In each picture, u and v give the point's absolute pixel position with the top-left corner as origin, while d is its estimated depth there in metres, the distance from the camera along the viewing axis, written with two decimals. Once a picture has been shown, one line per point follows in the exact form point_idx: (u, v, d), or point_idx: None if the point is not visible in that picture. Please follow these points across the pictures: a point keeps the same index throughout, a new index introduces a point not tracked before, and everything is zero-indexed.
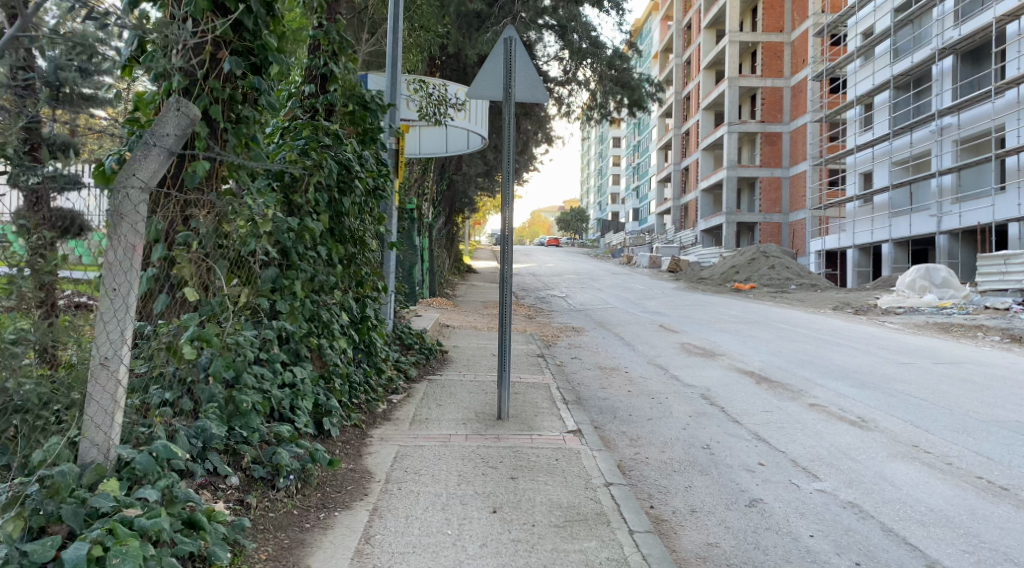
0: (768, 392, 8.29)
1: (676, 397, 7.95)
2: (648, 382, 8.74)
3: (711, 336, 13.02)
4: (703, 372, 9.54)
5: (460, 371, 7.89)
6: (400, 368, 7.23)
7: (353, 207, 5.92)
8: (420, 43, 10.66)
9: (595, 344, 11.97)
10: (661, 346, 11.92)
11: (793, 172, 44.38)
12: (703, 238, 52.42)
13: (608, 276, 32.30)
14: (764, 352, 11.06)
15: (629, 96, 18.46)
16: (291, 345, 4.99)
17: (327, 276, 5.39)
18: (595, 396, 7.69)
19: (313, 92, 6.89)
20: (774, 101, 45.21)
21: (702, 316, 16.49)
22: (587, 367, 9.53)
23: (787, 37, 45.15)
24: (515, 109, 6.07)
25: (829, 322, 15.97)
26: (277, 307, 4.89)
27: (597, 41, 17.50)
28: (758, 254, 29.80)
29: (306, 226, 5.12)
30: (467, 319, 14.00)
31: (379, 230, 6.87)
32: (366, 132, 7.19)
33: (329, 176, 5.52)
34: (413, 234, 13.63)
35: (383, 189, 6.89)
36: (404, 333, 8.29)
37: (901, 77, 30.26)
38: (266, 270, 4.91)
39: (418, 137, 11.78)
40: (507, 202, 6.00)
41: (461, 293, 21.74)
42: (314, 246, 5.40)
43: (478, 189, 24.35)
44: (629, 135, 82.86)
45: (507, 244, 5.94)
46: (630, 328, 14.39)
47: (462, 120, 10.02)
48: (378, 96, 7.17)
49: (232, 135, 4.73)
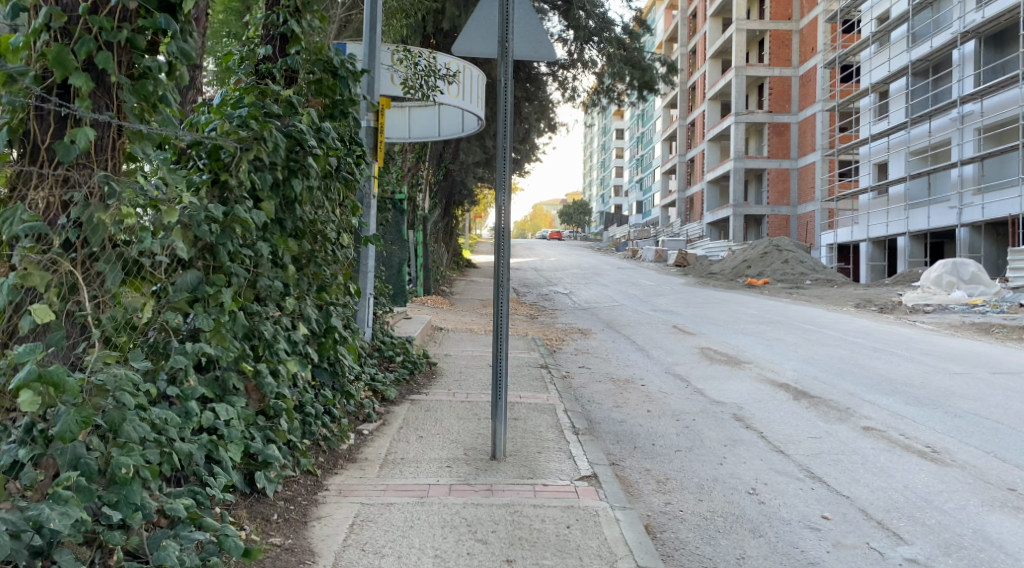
0: (812, 412, 7.10)
1: (704, 420, 6.76)
2: (668, 398, 7.55)
3: (732, 339, 11.82)
4: (729, 385, 8.34)
5: (450, 389, 6.72)
6: (376, 390, 6.00)
7: (309, 193, 4.71)
8: (406, 9, 9.43)
9: (605, 349, 10.78)
10: (678, 351, 10.73)
11: (802, 163, 43.10)
12: (709, 231, 51.13)
13: (614, 271, 31.04)
14: (795, 360, 9.86)
15: (639, 77, 17.20)
16: (217, 374, 3.77)
17: (272, 283, 4.23)
18: (610, 418, 6.51)
19: (268, 56, 5.67)
20: (782, 90, 43.93)
21: (718, 315, 15.27)
22: (598, 379, 8.34)
23: (796, 25, 43.75)
24: (513, 69, 4.83)
25: (855, 321, 14.76)
26: (196, 324, 3.69)
27: (605, 19, 16.37)
28: (771, 248, 28.61)
29: (239, 218, 3.92)
30: (462, 320, 12.80)
31: (350, 222, 5.74)
32: (334, 105, 5.94)
33: (275, 151, 4.33)
34: (403, 227, 12.49)
35: (353, 173, 5.72)
36: (383, 344, 7.11)
37: (919, 63, 28.94)
38: (184, 272, 3.74)
39: (408, 117, 10.68)
40: (504, 184, 4.78)
41: (459, 290, 20.62)
42: (253, 243, 4.22)
43: (477, 180, 23.22)
44: (633, 126, 81.58)
45: (502, 243, 4.71)
46: (641, 329, 13.19)
47: (455, 96, 8.77)
48: (349, 60, 5.90)
49: (129, 93, 3.51)
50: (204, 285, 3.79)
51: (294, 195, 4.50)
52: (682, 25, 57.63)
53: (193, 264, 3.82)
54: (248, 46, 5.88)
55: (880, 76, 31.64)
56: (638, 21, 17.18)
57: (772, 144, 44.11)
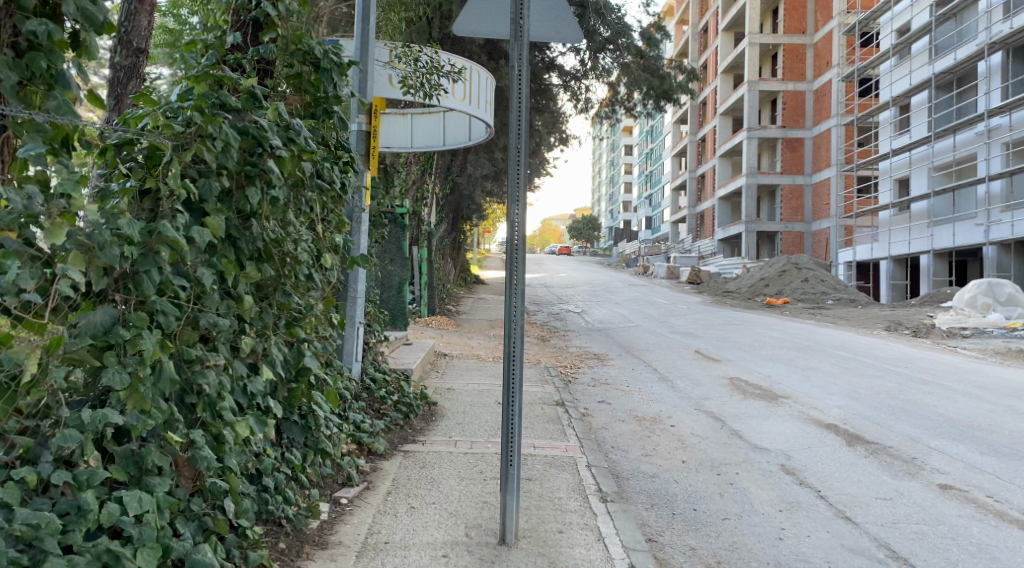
0: (873, 463, 6.07)
1: (750, 474, 5.75)
2: (704, 444, 6.55)
3: (763, 368, 10.81)
4: (770, 427, 7.31)
5: (449, 435, 5.77)
6: (361, 442, 5.03)
7: (271, 207, 3.75)
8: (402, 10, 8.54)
9: (624, 379, 9.80)
10: (705, 381, 9.74)
11: (817, 178, 42.08)
12: (721, 248, 50.13)
13: (627, 289, 30.08)
14: (838, 394, 8.83)
15: (658, 86, 16.29)
16: (134, 448, 2.82)
17: (223, 324, 3.28)
18: (640, 473, 5.54)
19: (238, 42, 4.68)
20: (796, 104, 43.01)
21: (742, 339, 14.24)
22: (620, 418, 7.37)
23: (811, 39, 42.86)
24: (529, 53, 3.83)
25: (892, 346, 13.68)
26: (106, 383, 2.75)
27: (621, 25, 15.22)
28: (789, 265, 27.60)
29: (167, 237, 2.96)
30: (468, 345, 11.86)
31: (332, 241, 4.80)
32: (317, 104, 4.95)
33: (225, 154, 3.40)
34: (404, 243, 11.59)
35: (337, 183, 4.77)
36: (373, 383, 6.11)
37: (942, 76, 27.94)
38: (95, 309, 2.83)
39: (410, 125, 9.75)
40: (518, 192, 3.79)
41: (465, 309, 19.71)
42: (195, 270, 3.26)
43: (487, 195, 22.36)
44: (643, 142, 81.17)
45: (516, 264, 3.74)
46: (662, 355, 12.21)
47: (461, 100, 7.85)
48: (334, 50, 4.87)
49: (5, 68, 2.59)
50: (121, 327, 2.85)
51: (250, 210, 3.55)
52: (694, 40, 56.96)
53: (108, 296, 2.88)
54: (211, 30, 4.88)
55: (900, 89, 30.61)
56: (656, 27, 16.27)
57: (786, 160, 43.22)
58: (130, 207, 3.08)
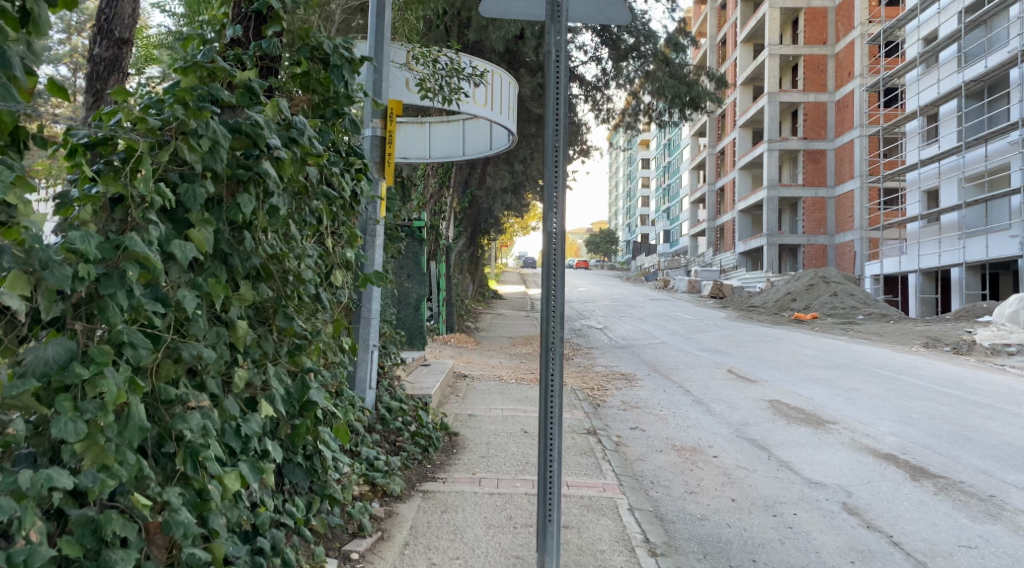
0: (946, 503, 5.41)
1: (810, 515, 5.12)
2: (752, 478, 5.94)
3: (802, 389, 10.16)
4: (821, 457, 6.68)
5: (472, 471, 5.21)
6: (375, 483, 4.49)
7: (269, 217, 3.22)
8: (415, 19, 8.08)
9: (656, 402, 9.17)
10: (743, 404, 9.12)
11: (840, 190, 41.27)
12: (742, 262, 49.30)
13: (648, 304, 29.41)
14: (890, 419, 8.17)
15: (685, 95, 15.44)
16: (94, 513, 2.30)
17: (208, 357, 2.76)
18: (687, 514, 4.94)
19: (238, 35, 4.09)
20: (817, 115, 42.22)
21: (775, 357, 13.57)
22: (657, 447, 6.78)
23: (832, 49, 42.09)
24: (568, 36, 3.25)
25: (934, 364, 12.95)
26: (57, 434, 2.23)
27: (648, 31, 14.91)
28: (817, 279, 26.85)
29: (137, 253, 2.43)
30: (488, 364, 11.33)
31: (343, 259, 4.26)
32: (326, 104, 4.42)
33: (213, 155, 2.89)
34: (422, 257, 11.07)
35: (346, 192, 4.24)
36: (388, 412, 5.56)
37: (972, 84, 27.13)
38: (49, 341, 2.32)
39: (428, 135, 9.26)
40: (557, 197, 3.18)
41: (484, 325, 19.18)
42: (175, 293, 2.73)
43: (505, 208, 21.83)
44: (660, 155, 80.62)
45: (554, 281, 3.13)
46: (693, 374, 11.59)
47: (481, 106, 7.31)
48: (344, 44, 4.30)
49: None
50: (80, 363, 2.33)
51: (243, 220, 3.01)
52: (711, 52, 56.39)
53: (66, 325, 2.39)
54: (208, 24, 4.36)
55: (928, 98, 29.80)
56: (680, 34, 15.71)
57: (807, 171, 42.47)
58: (96, 217, 2.57)
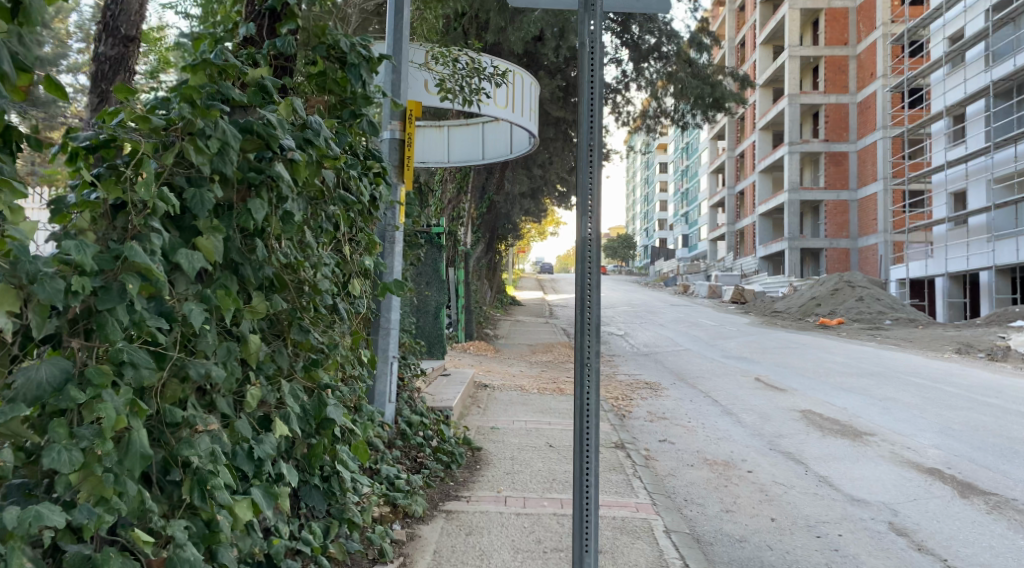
0: (1001, 522, 5.10)
1: (856, 536, 4.83)
2: (790, 496, 5.65)
3: (835, 398, 9.83)
4: (862, 472, 6.38)
5: (496, 488, 4.98)
6: (396, 504, 4.25)
7: (282, 225, 3.00)
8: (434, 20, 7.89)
9: (684, 413, 8.88)
10: (774, 415, 8.81)
11: (862, 193, 40.66)
12: (763, 266, 48.75)
13: (669, 309, 29.03)
14: (930, 431, 7.84)
15: (708, 96, 15.07)
16: (91, 551, 2.09)
17: (217, 375, 2.54)
18: (725, 536, 4.67)
19: (251, 34, 3.88)
20: (839, 117, 41.64)
21: (803, 364, 13.21)
22: (687, 461, 6.51)
23: (854, 50, 41.47)
24: (603, 26, 3.00)
25: (969, 372, 12.54)
26: (49, 465, 2.02)
27: (670, 31, 14.57)
28: (841, 284, 26.37)
29: (138, 264, 2.21)
30: (509, 373, 11.08)
31: (360, 267, 4.03)
32: (343, 105, 4.18)
33: (222, 157, 2.68)
34: (441, 264, 10.86)
35: (362, 198, 4.01)
36: (408, 426, 5.34)
37: (1000, 84, 26.53)
38: (41, 361, 2.11)
39: (447, 139, 9.01)
40: (592, 200, 2.93)
41: (504, 332, 18.93)
42: (181, 307, 2.52)
43: (524, 214, 21.57)
44: (678, 159, 80.07)
45: (589, 290, 2.87)
46: (720, 383, 11.28)
47: (502, 108, 7.10)
48: (362, 42, 4.06)
49: None
50: (76, 386, 2.11)
51: (254, 227, 2.80)
52: (730, 55, 55.85)
53: (63, 344, 2.19)
54: (220, 23, 4.15)
55: (954, 99, 29.20)
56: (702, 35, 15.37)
57: (829, 174, 41.90)
58: (95, 225, 2.36)
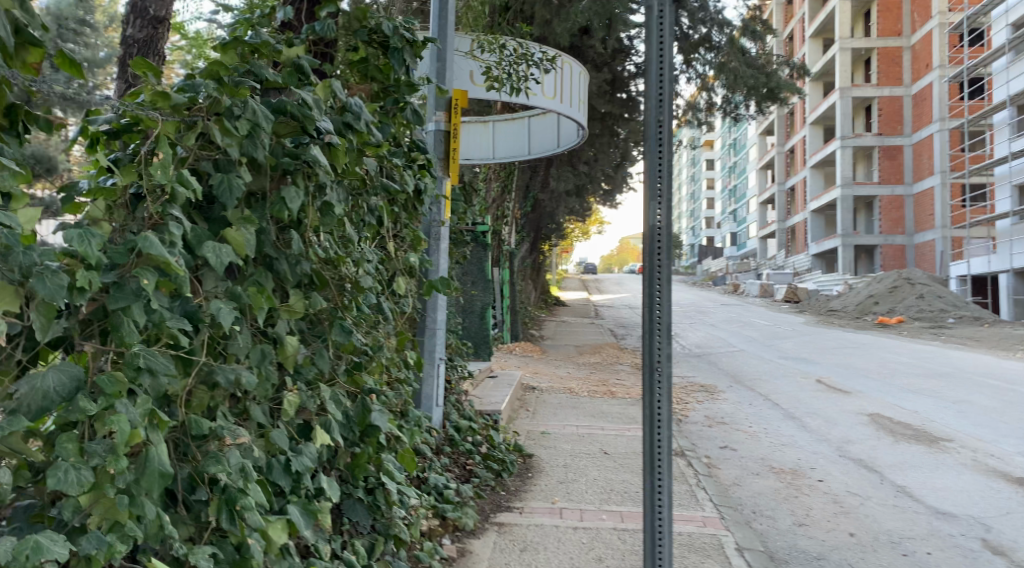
0: None
1: (946, 554, 4.40)
2: (867, 507, 5.24)
3: (904, 401, 9.29)
4: (943, 481, 5.92)
5: (549, 498, 4.67)
6: (445, 517, 3.96)
7: (317, 217, 2.73)
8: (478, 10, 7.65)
9: (743, 417, 8.47)
10: (840, 418, 8.35)
11: (918, 188, 39.20)
12: (815, 264, 47.53)
13: (719, 309, 28.40)
14: (1012, 436, 7.30)
15: (762, 86, 14.60)
16: None
17: (248, 381, 2.29)
18: (802, 555, 4.28)
19: (289, 17, 3.62)
20: (893, 111, 40.24)
21: (866, 365, 12.63)
22: (751, 469, 6.13)
23: (908, 41, 39.73)
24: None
25: None
26: (57, 486, 1.78)
27: (721, 20, 14.04)
28: (900, 281, 25.44)
29: (156, 257, 1.96)
30: (556, 375, 10.78)
31: (407, 263, 3.74)
32: (384, 93, 3.83)
33: (253, 140, 2.43)
34: (486, 262, 10.60)
35: (407, 189, 3.73)
36: (457, 432, 5.08)
37: None
38: (51, 366, 1.88)
39: (492, 134, 8.77)
40: (663, 183, 2.57)
41: (550, 333, 18.64)
42: (207, 306, 2.25)
43: (569, 212, 21.24)
44: (725, 156, 78.79)
45: (660, 284, 2.53)
46: (778, 384, 10.82)
47: (550, 98, 6.78)
48: (406, 25, 3.76)
49: None
50: (87, 395, 1.87)
51: (289, 217, 2.53)
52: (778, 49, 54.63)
53: (76, 346, 1.96)
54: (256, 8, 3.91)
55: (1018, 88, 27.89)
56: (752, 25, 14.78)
57: (883, 169, 40.58)
58: (111, 215, 2.11)
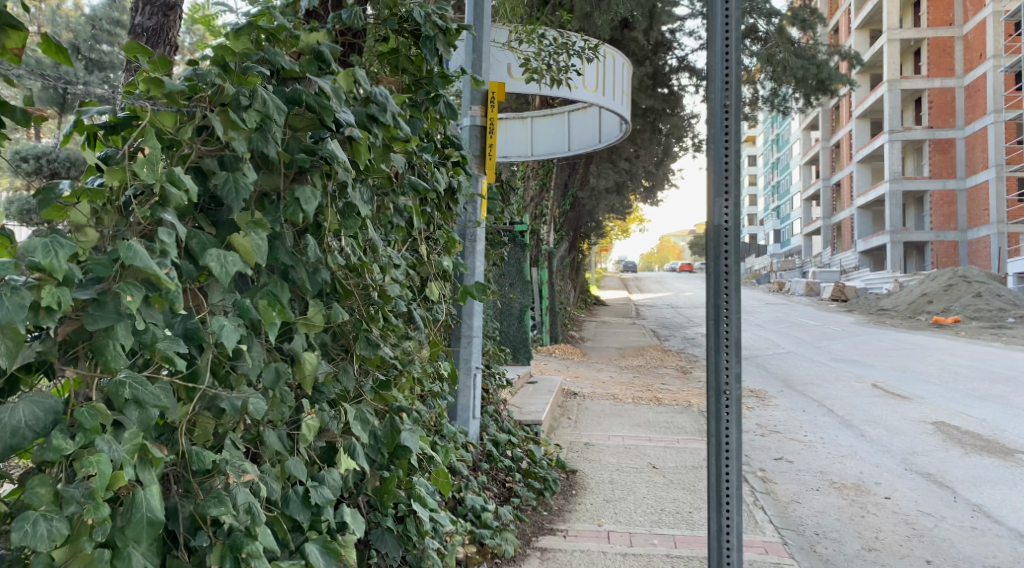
0: None
1: None
2: (942, 530, 4.80)
3: (970, 408, 8.74)
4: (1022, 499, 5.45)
5: (594, 519, 4.35)
6: (483, 543, 3.67)
7: (335, 219, 2.43)
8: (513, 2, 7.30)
9: (797, 425, 8.03)
10: (902, 427, 7.86)
11: (971, 182, 37.79)
12: (863, 261, 46.25)
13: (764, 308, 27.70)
14: None
15: (811, 77, 14.03)
16: None
17: (257, 408, 2.01)
18: None
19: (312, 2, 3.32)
20: (943, 103, 38.94)
21: (923, 368, 12.04)
22: (810, 484, 5.71)
23: (960, 30, 38.43)
24: None
25: None
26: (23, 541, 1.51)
27: (767, 12, 13.52)
28: (955, 279, 24.49)
29: (142, 270, 1.68)
30: (597, 379, 10.41)
31: (440, 267, 3.43)
32: (416, 86, 3.51)
33: (264, 134, 2.17)
34: (524, 263, 10.27)
35: (438, 189, 3.42)
36: (495, 446, 4.78)
37: None
38: (21, 397, 1.61)
39: (530, 129, 8.47)
40: (729, 182, 2.38)
41: (590, 334, 18.24)
42: (209, 322, 1.97)
43: (609, 210, 20.79)
44: (768, 151, 77.30)
45: (727, 299, 2.35)
46: (831, 389, 10.32)
47: (592, 91, 6.45)
48: (439, 10, 3.39)
49: None
50: (65, 431, 1.61)
51: (304, 221, 2.24)
52: None
53: (55, 372, 1.69)
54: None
55: None
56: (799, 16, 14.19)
57: (933, 163, 39.25)
58: (98, 221, 1.84)
